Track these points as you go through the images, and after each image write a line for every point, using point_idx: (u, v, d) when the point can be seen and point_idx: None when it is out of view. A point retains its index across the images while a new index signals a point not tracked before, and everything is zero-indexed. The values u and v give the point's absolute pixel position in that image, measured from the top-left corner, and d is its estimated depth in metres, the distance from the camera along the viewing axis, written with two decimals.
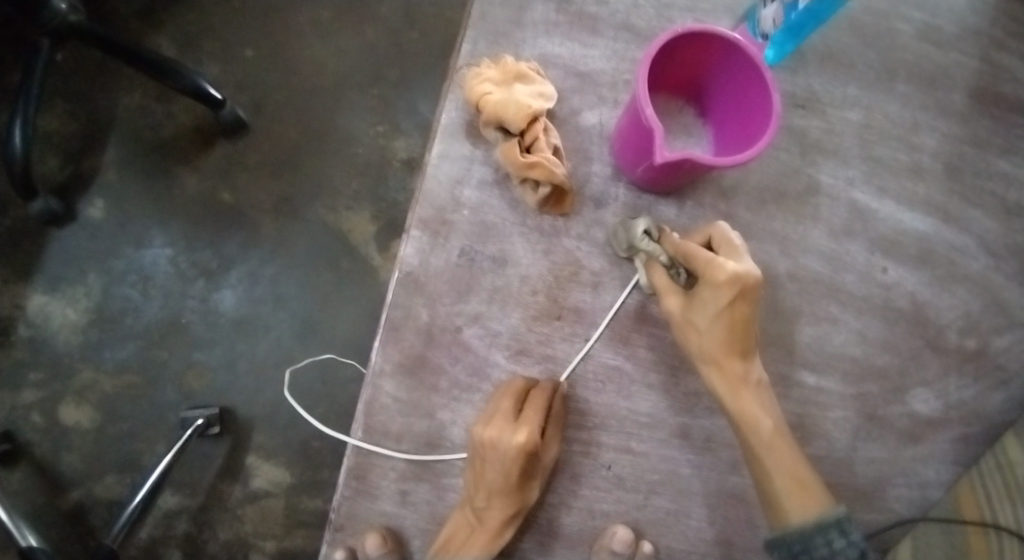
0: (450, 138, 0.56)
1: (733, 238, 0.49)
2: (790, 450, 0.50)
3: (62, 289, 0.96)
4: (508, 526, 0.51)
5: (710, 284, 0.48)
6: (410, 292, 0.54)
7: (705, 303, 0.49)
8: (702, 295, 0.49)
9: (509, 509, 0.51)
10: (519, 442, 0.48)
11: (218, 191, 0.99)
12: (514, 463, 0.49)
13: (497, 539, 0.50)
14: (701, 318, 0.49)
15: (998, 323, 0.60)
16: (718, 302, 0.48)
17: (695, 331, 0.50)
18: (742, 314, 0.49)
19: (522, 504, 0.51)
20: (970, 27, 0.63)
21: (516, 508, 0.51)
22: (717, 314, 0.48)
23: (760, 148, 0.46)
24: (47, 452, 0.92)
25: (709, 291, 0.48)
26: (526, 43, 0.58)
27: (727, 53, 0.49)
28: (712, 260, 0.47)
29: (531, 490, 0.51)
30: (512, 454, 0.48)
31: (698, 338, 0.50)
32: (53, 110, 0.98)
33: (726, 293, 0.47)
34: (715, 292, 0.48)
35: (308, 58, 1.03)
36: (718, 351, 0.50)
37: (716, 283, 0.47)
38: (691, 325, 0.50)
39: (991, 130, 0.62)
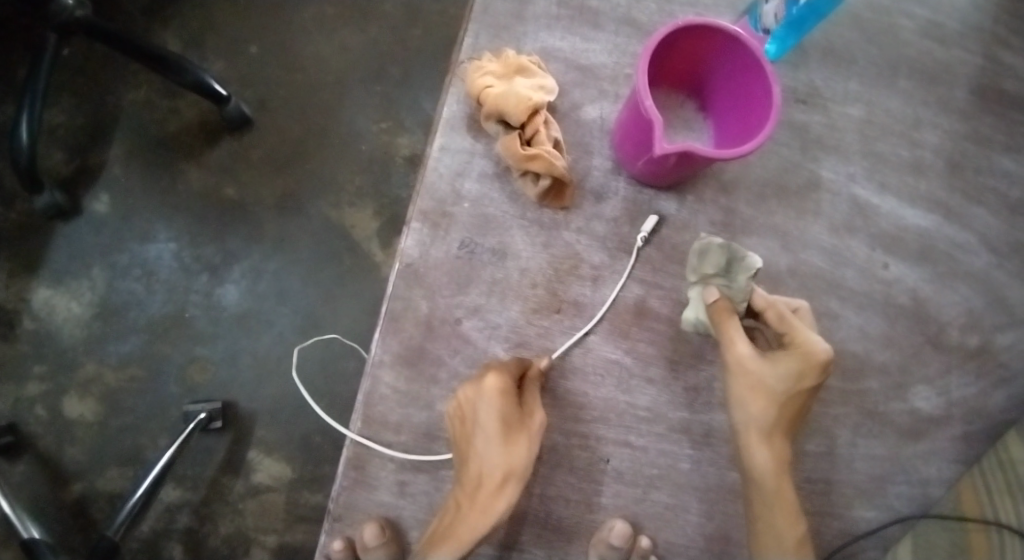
0: (451, 131, 0.56)
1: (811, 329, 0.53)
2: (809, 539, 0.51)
3: (66, 282, 0.96)
4: (497, 501, 0.48)
5: (806, 355, 0.50)
6: (410, 284, 0.54)
7: (788, 372, 0.50)
8: (786, 365, 0.50)
9: (496, 476, 0.49)
10: (493, 382, 0.50)
11: (222, 187, 1.00)
12: (492, 407, 0.49)
13: (489, 513, 0.48)
14: (776, 384, 0.50)
15: (1000, 320, 0.60)
16: (805, 377, 0.50)
17: (761, 395, 0.51)
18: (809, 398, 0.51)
19: (509, 473, 0.49)
20: (972, 23, 0.63)
21: (502, 474, 0.49)
22: (792, 387, 0.50)
23: (760, 142, 0.46)
24: (50, 444, 0.93)
25: (797, 362, 0.50)
26: (527, 37, 0.58)
27: (729, 46, 0.49)
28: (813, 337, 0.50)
29: (518, 454, 0.50)
30: (488, 397, 0.50)
31: (765, 403, 0.50)
32: (60, 106, 0.99)
33: (814, 368, 0.50)
34: (808, 363, 0.50)
35: (312, 55, 1.04)
36: (774, 421, 0.51)
37: (810, 359, 0.50)
38: (762, 389, 0.50)
39: (994, 127, 0.62)
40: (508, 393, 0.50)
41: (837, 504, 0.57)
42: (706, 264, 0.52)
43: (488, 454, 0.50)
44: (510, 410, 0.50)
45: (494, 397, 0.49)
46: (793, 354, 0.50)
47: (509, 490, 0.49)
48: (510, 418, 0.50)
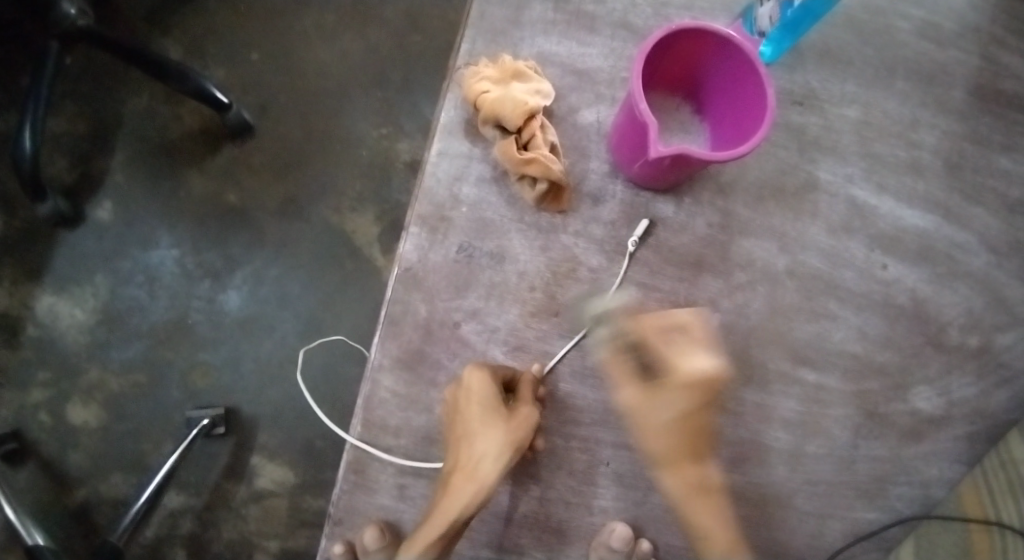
0: (448, 136, 0.57)
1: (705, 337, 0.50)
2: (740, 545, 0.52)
3: (70, 289, 0.97)
4: (465, 486, 0.47)
5: (675, 388, 0.48)
6: (408, 288, 0.54)
7: (668, 404, 0.48)
8: (664, 397, 0.48)
9: (471, 463, 0.49)
10: (473, 372, 0.51)
11: (223, 193, 1.00)
12: (470, 393, 0.50)
13: (456, 498, 0.47)
14: (662, 419, 0.49)
15: (1000, 320, 0.60)
16: (684, 404, 0.48)
17: (654, 429, 0.49)
18: (701, 421, 0.49)
19: (481, 461, 0.48)
20: (969, 24, 0.63)
21: (476, 461, 0.48)
22: (680, 415, 0.49)
23: (755, 144, 0.46)
24: (54, 451, 0.93)
25: (671, 392, 0.48)
26: (524, 42, 0.59)
27: (723, 49, 0.49)
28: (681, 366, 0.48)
29: (494, 443, 0.49)
30: (466, 385, 0.51)
31: (661, 438, 0.50)
32: (63, 113, 1.00)
33: (692, 393, 0.48)
34: (683, 391, 0.48)
35: (313, 62, 1.04)
36: (672, 451, 0.50)
37: (683, 387, 0.47)
38: (653, 425, 0.49)
39: (992, 128, 0.62)
40: (488, 382, 0.50)
41: (837, 505, 0.57)
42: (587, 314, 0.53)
43: (467, 443, 0.49)
44: (488, 398, 0.50)
45: (474, 383, 0.50)
46: (665, 386, 0.48)
47: (478, 477, 0.48)
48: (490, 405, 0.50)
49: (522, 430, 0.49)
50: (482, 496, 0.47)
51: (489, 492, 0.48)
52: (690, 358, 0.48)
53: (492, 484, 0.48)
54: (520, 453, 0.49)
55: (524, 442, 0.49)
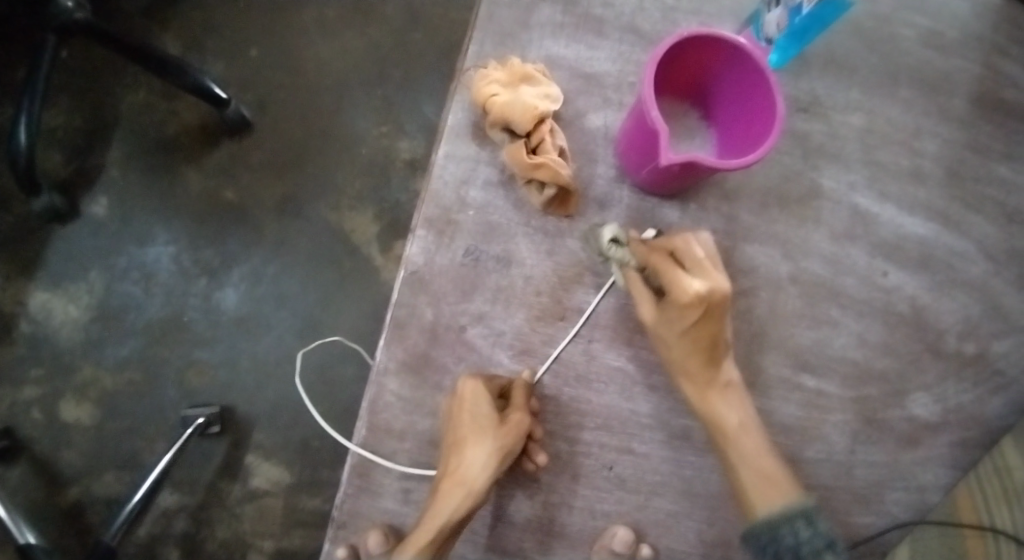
0: (456, 139, 0.57)
1: (698, 256, 0.48)
2: (758, 440, 0.52)
3: (63, 285, 0.96)
4: (453, 492, 0.48)
5: (677, 305, 0.47)
6: (415, 291, 0.54)
7: (674, 319, 0.49)
8: (672, 313, 0.48)
9: (460, 469, 0.49)
10: (465, 382, 0.52)
11: (221, 189, 0.99)
12: (462, 404, 0.51)
13: (444, 503, 0.48)
14: (674, 332, 0.49)
15: (997, 327, 0.61)
16: (686, 319, 0.48)
17: (670, 339, 0.50)
18: (711, 332, 0.49)
19: (468, 466, 0.49)
20: (971, 34, 0.64)
21: (465, 468, 0.49)
22: (686, 330, 0.49)
23: (763, 152, 0.46)
24: (46, 448, 0.92)
25: (676, 309, 0.48)
26: (532, 45, 0.58)
27: (733, 56, 0.49)
28: (677, 282, 0.47)
29: (483, 451, 0.50)
30: (460, 394, 0.51)
31: (677, 348, 0.50)
32: (58, 107, 0.99)
33: (693, 312, 0.47)
34: (684, 311, 0.47)
35: (312, 58, 1.04)
36: (687, 360, 0.51)
37: (685, 304, 0.47)
38: (668, 337, 0.50)
39: (991, 137, 0.62)
40: (480, 392, 0.51)
41: (835, 510, 0.57)
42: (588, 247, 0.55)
43: (457, 451, 0.50)
44: (479, 407, 0.50)
45: (465, 393, 0.51)
46: (670, 301, 0.48)
47: (466, 484, 0.49)
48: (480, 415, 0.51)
49: (511, 438, 0.50)
50: (471, 501, 0.48)
51: (479, 497, 0.49)
52: (688, 277, 0.47)
53: (482, 490, 0.49)
54: (509, 462, 0.50)
55: (514, 451, 0.50)
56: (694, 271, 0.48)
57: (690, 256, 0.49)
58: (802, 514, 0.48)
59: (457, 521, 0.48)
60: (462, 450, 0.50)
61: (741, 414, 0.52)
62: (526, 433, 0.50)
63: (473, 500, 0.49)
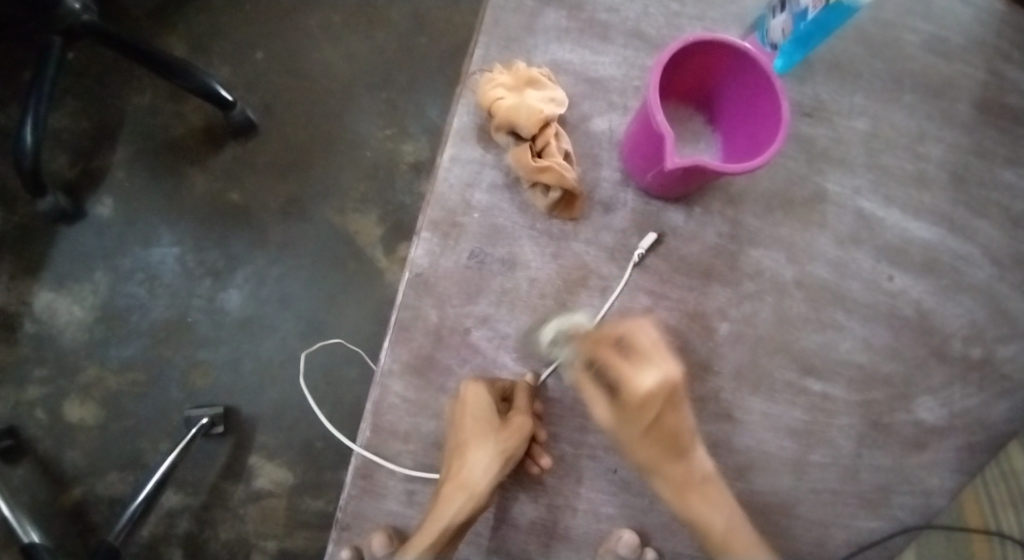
0: (461, 142, 0.57)
1: (649, 343, 0.47)
2: (746, 534, 0.52)
3: (68, 285, 0.96)
4: (457, 495, 0.49)
5: (632, 407, 0.47)
6: (419, 293, 0.54)
7: (633, 417, 0.48)
8: (629, 413, 0.48)
9: (463, 472, 0.50)
10: (467, 385, 0.52)
11: (226, 191, 1.00)
12: (464, 407, 0.51)
13: (444, 510, 0.49)
14: (635, 429, 0.48)
15: (1003, 332, 0.61)
16: (645, 416, 0.47)
17: (632, 439, 0.49)
18: (671, 425, 0.49)
19: (470, 471, 0.50)
20: (976, 38, 0.64)
21: (467, 471, 0.50)
22: (648, 429, 0.48)
23: (769, 157, 0.46)
24: (50, 448, 0.92)
25: (632, 408, 0.47)
26: (537, 49, 0.59)
27: (739, 61, 0.49)
28: (631, 385, 0.46)
29: (485, 455, 0.50)
30: (462, 399, 0.52)
31: (640, 448, 0.50)
32: (64, 109, 0.99)
33: (651, 405, 0.47)
34: (643, 407, 0.47)
35: (317, 61, 1.04)
36: (657, 461, 0.50)
37: (640, 401, 0.46)
38: (631, 438, 0.49)
39: (996, 141, 0.63)
40: (482, 395, 0.51)
41: (840, 514, 0.57)
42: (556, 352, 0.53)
43: (460, 453, 0.50)
44: (483, 411, 0.50)
45: (467, 399, 0.51)
46: (627, 409, 0.47)
47: (468, 486, 0.49)
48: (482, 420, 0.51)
49: (514, 441, 0.50)
50: (473, 504, 0.49)
51: (480, 500, 0.49)
52: (638, 372, 0.46)
53: (483, 492, 0.50)
54: (511, 464, 0.51)
55: (516, 453, 0.51)
56: (642, 362, 0.47)
57: (641, 343, 0.47)
58: None
59: (459, 524, 0.49)
60: (464, 455, 0.50)
61: (726, 511, 0.51)
62: (528, 436, 0.51)
63: (473, 505, 0.49)
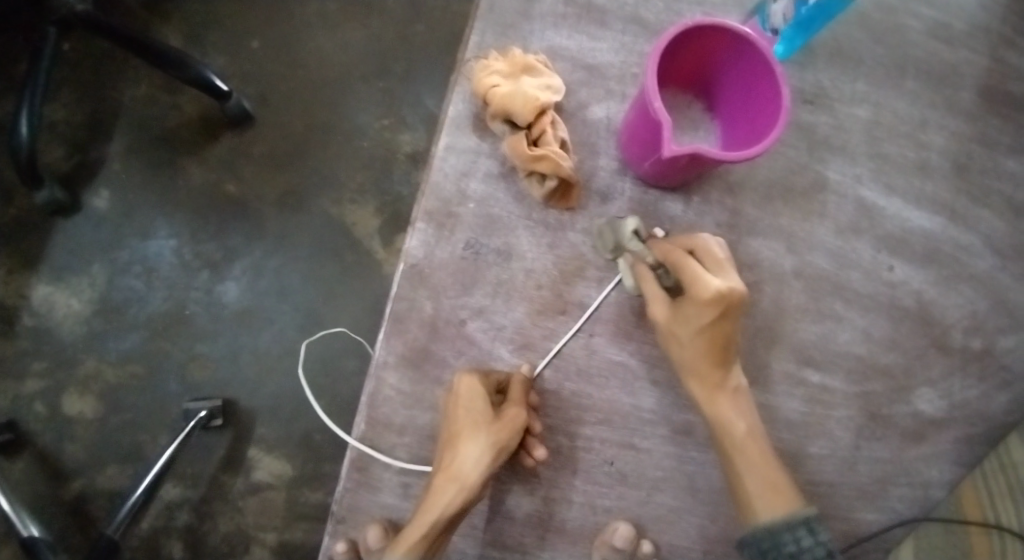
0: (456, 131, 0.56)
1: (717, 253, 0.48)
2: (764, 447, 0.50)
3: (66, 279, 0.96)
4: (446, 488, 0.48)
5: (695, 302, 0.46)
6: (414, 285, 0.53)
7: (690, 315, 0.47)
8: (687, 311, 0.47)
9: (454, 464, 0.48)
10: (460, 378, 0.51)
11: (222, 183, 0.99)
12: (457, 399, 0.50)
13: (436, 500, 0.47)
14: (687, 329, 0.48)
15: (1004, 322, 0.60)
16: (703, 318, 0.47)
17: (681, 340, 0.49)
18: (726, 333, 0.48)
19: (460, 462, 0.48)
20: (980, 24, 0.62)
21: (458, 463, 0.48)
22: (702, 329, 0.47)
23: (768, 144, 0.45)
24: (49, 442, 0.92)
25: (693, 306, 0.47)
26: (533, 36, 0.58)
27: (738, 46, 0.48)
28: (697, 276, 0.46)
29: (477, 446, 0.49)
30: (455, 391, 0.51)
31: (684, 347, 0.49)
32: (60, 101, 0.98)
33: (712, 310, 0.46)
34: (704, 308, 0.46)
35: (314, 51, 1.03)
36: (698, 362, 0.49)
37: (702, 303, 0.46)
38: (677, 338, 0.49)
39: (1000, 129, 0.61)
40: (476, 388, 0.50)
41: (840, 507, 0.57)
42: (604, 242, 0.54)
43: (452, 446, 0.49)
44: (474, 403, 0.50)
45: (460, 390, 0.50)
46: (688, 300, 0.47)
47: (460, 479, 0.48)
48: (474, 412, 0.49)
49: (507, 433, 0.49)
50: (464, 497, 0.48)
51: (472, 493, 0.48)
52: (707, 273, 0.46)
53: (475, 485, 0.48)
54: (504, 456, 0.49)
55: (509, 445, 0.49)
56: (714, 269, 0.47)
57: (713, 255, 0.48)
58: (805, 523, 0.47)
59: (450, 517, 0.47)
60: (455, 445, 0.49)
61: (747, 418, 0.51)
62: (521, 428, 0.49)
63: (464, 497, 0.48)
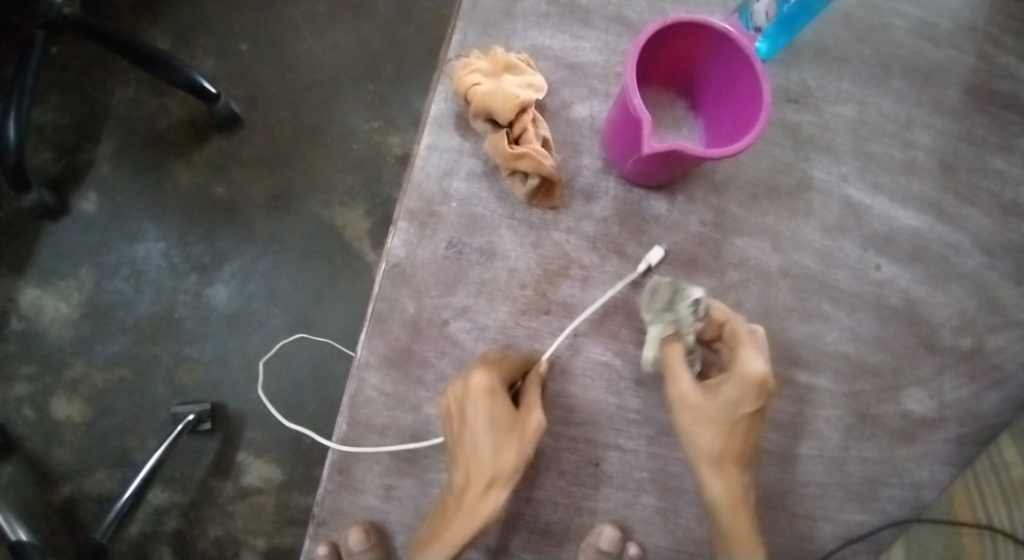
0: (439, 130, 0.56)
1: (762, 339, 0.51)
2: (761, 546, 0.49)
3: (54, 283, 0.95)
4: (484, 504, 0.46)
5: (737, 383, 0.49)
6: (396, 285, 0.53)
7: (731, 399, 0.49)
8: (726, 392, 0.49)
9: (492, 478, 0.46)
10: (479, 379, 0.48)
11: (211, 186, 0.99)
12: (480, 407, 0.48)
13: (478, 516, 0.45)
14: (721, 415, 0.49)
15: (993, 321, 0.60)
16: (743, 405, 0.49)
17: (711, 427, 0.49)
18: (755, 421, 0.50)
19: (499, 460, 0.47)
20: (966, 24, 0.62)
21: (492, 478, 0.46)
22: (734, 415, 0.49)
23: (750, 140, 0.45)
24: (37, 446, 0.92)
25: (738, 391, 0.49)
26: (516, 35, 0.58)
27: (719, 43, 0.48)
28: (740, 358, 0.49)
29: (509, 459, 0.47)
30: (479, 402, 0.48)
31: (714, 435, 0.49)
32: (49, 104, 0.98)
33: (755, 391, 0.48)
34: (745, 391, 0.48)
35: (304, 54, 1.03)
36: (721, 452, 0.50)
37: (743, 384, 0.48)
38: (711, 421, 0.49)
39: (987, 128, 0.61)
40: (494, 393, 0.48)
41: (827, 507, 0.56)
42: (656, 300, 0.52)
43: (477, 458, 0.47)
44: (498, 411, 0.48)
45: (485, 400, 0.48)
46: (730, 382, 0.49)
47: (497, 493, 0.46)
48: (500, 421, 0.48)
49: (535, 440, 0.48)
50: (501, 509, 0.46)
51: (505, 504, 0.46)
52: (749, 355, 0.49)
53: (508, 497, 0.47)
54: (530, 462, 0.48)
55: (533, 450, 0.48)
56: (758, 351, 0.50)
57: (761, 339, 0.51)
58: None
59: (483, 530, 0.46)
60: (485, 445, 0.47)
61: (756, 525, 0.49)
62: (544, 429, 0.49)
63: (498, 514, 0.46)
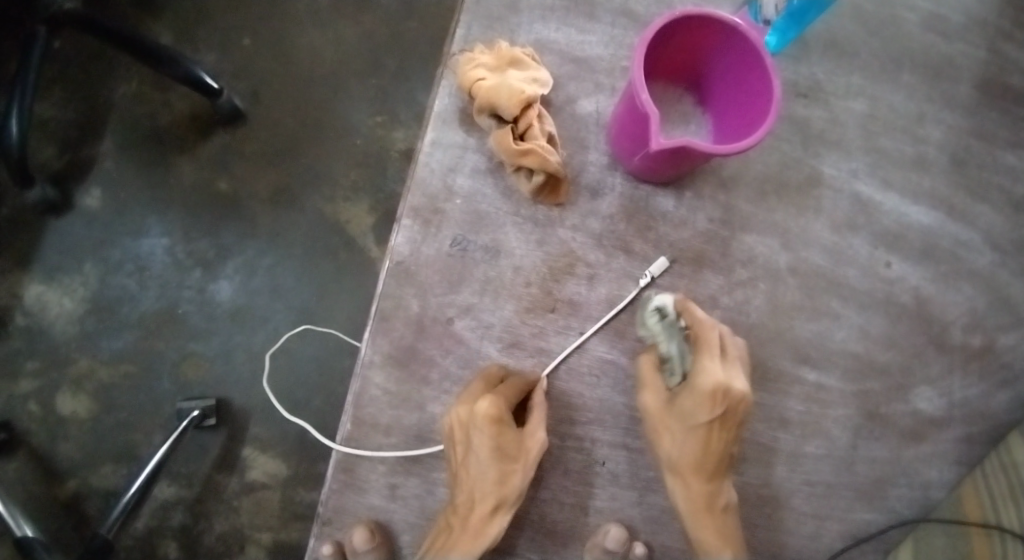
0: (443, 126, 0.55)
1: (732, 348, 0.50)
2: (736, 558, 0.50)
3: (58, 278, 0.95)
4: (490, 526, 0.48)
5: (693, 392, 0.49)
6: (400, 283, 0.53)
7: (688, 407, 0.50)
8: (685, 402, 0.50)
9: (501, 501, 0.49)
10: (486, 408, 0.48)
11: (215, 181, 0.98)
12: (486, 435, 0.49)
13: (481, 537, 0.47)
14: (680, 423, 0.50)
15: (1004, 319, 0.59)
16: (700, 414, 0.49)
17: (673, 435, 0.51)
18: (721, 431, 0.50)
19: (504, 485, 0.49)
20: (978, 17, 0.61)
21: (501, 501, 0.49)
22: (693, 424, 0.50)
23: (760, 136, 0.44)
24: (43, 442, 0.92)
25: (693, 400, 0.49)
26: (521, 29, 0.57)
27: (728, 36, 0.47)
28: (697, 367, 0.49)
29: (516, 483, 0.49)
30: (483, 429, 0.49)
31: (674, 443, 0.51)
32: (51, 99, 0.98)
33: (710, 401, 0.49)
34: (700, 399, 0.49)
35: (307, 48, 1.02)
36: (686, 460, 0.50)
37: (697, 393, 0.49)
38: (670, 429, 0.51)
39: (999, 123, 0.60)
40: (499, 420, 0.49)
41: (835, 506, 0.56)
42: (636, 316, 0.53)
43: (480, 481, 0.49)
44: (504, 437, 0.49)
45: (491, 427, 0.49)
46: (688, 391, 0.50)
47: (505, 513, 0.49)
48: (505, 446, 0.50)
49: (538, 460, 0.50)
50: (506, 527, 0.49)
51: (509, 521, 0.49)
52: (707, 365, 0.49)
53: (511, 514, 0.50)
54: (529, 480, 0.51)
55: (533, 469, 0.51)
56: (721, 360, 0.49)
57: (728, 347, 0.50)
58: None
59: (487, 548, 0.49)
60: (491, 471, 0.49)
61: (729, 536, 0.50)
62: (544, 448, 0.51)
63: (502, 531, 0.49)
